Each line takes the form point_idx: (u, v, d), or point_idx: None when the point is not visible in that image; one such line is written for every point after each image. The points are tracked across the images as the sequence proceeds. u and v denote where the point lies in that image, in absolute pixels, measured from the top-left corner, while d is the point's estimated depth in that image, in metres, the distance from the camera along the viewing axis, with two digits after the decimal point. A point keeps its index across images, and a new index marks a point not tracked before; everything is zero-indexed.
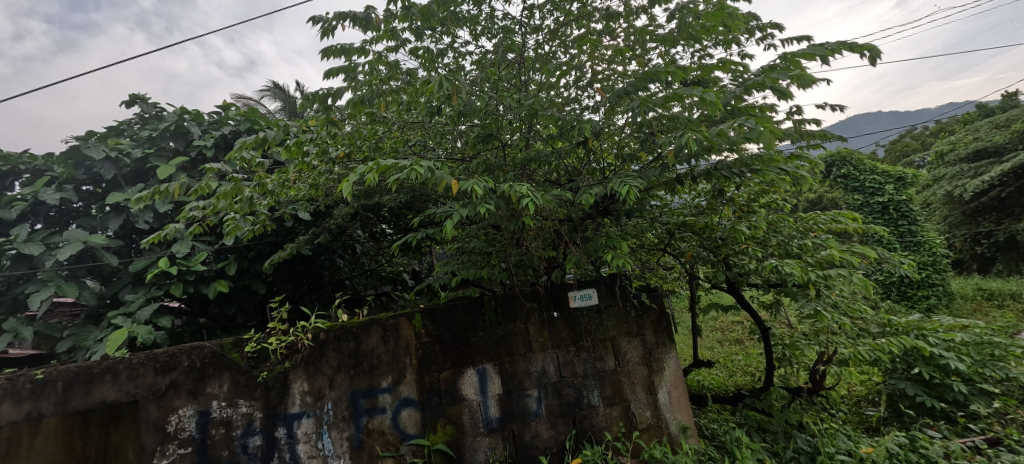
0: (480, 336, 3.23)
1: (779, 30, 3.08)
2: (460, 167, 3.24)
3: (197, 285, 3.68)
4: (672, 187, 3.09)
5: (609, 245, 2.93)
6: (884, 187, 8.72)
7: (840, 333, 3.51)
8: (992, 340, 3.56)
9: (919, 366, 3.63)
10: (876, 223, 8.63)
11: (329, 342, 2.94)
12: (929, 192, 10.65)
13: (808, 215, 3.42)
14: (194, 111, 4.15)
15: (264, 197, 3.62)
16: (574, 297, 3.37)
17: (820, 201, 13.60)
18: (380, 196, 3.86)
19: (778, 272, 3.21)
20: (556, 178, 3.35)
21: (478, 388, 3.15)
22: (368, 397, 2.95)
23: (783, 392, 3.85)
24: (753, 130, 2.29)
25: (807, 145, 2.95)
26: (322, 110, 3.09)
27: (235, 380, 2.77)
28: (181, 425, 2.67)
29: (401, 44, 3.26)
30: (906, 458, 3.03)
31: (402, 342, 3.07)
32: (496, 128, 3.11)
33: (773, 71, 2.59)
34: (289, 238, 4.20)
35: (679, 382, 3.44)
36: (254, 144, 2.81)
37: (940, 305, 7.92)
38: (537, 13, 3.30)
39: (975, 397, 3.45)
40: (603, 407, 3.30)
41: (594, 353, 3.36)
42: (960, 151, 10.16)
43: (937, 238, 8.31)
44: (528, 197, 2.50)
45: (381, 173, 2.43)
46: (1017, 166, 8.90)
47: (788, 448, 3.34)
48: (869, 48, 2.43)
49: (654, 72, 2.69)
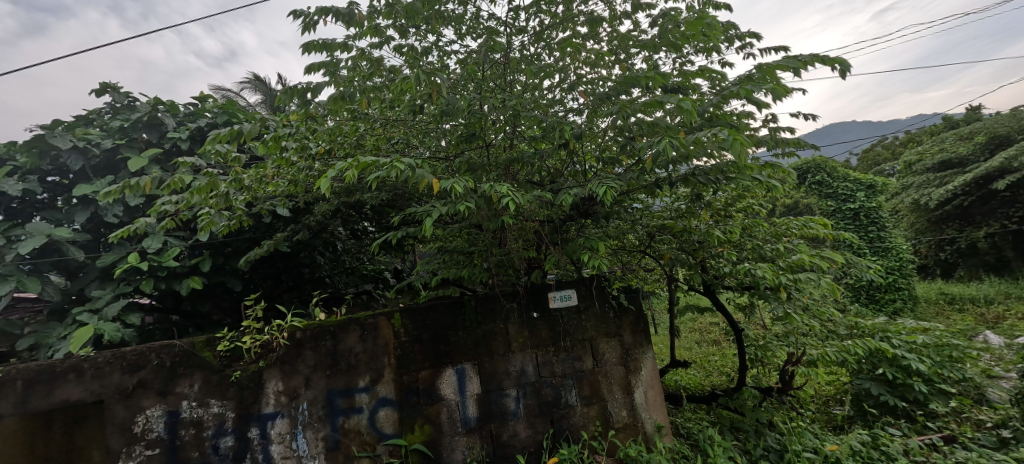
0: (460, 336, 3.23)
1: (758, 38, 3.15)
2: (444, 166, 3.25)
3: (169, 282, 3.58)
4: (652, 191, 3.14)
5: (587, 246, 2.97)
6: (856, 194, 9.03)
7: (810, 335, 3.62)
8: (951, 342, 3.78)
9: (883, 367, 3.76)
10: (847, 229, 8.92)
11: (306, 341, 2.89)
12: (897, 200, 11.05)
13: (780, 221, 3.53)
14: (169, 102, 4.04)
15: (241, 192, 3.54)
16: (554, 298, 3.40)
17: (795, 206, 13.95)
18: (361, 194, 3.86)
19: (750, 275, 3.30)
20: (539, 179, 3.38)
21: (457, 388, 3.15)
22: (346, 397, 2.92)
23: (754, 392, 3.99)
24: (725, 140, 2.32)
25: (781, 153, 3.10)
26: (301, 105, 2.99)
27: (207, 379, 2.70)
28: (149, 426, 2.60)
29: (385, 40, 3.23)
30: (868, 456, 3.12)
31: (380, 341, 3.04)
32: (479, 127, 3.12)
33: (749, 81, 2.62)
34: (267, 234, 4.12)
35: (656, 382, 3.50)
36: (228, 136, 2.73)
37: (905, 308, 8.24)
38: (522, 14, 3.30)
39: (934, 397, 3.59)
40: (581, 407, 3.33)
41: (573, 353, 3.39)
42: (926, 162, 10.56)
43: (903, 245, 8.63)
44: (509, 197, 2.50)
45: (361, 170, 2.39)
46: (979, 176, 9.30)
47: (758, 447, 3.43)
48: (840, 61, 2.49)
49: (634, 76, 2.70)
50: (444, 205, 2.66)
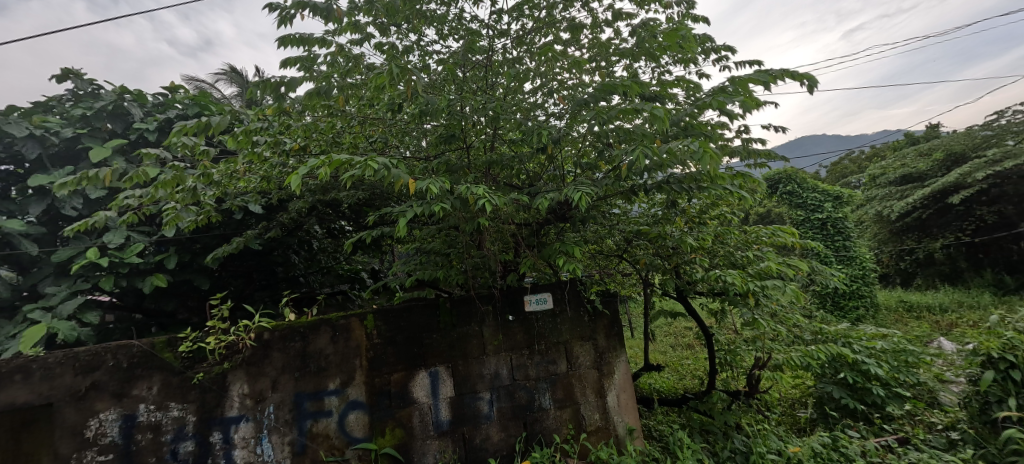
0: (434, 338, 3.19)
1: (733, 51, 3.23)
2: (422, 166, 3.22)
3: (130, 279, 3.44)
4: (628, 197, 3.18)
5: (562, 250, 2.98)
6: (823, 204, 9.34)
7: (776, 340, 3.72)
8: (907, 348, 3.95)
9: (844, 371, 3.89)
10: (815, 238, 9.22)
11: (274, 342, 2.81)
12: (862, 211, 11.49)
13: (751, 228, 3.64)
14: (136, 91, 3.89)
15: (210, 187, 3.44)
16: (530, 301, 3.39)
17: (768, 214, 14.33)
18: (337, 192, 3.79)
19: (721, 282, 3.38)
20: (518, 182, 3.40)
21: (430, 391, 3.11)
22: (314, 400, 2.85)
23: (723, 395, 4.08)
24: (695, 151, 2.37)
25: (753, 163, 3.18)
26: (274, 100, 2.92)
27: (167, 381, 2.61)
28: (102, 430, 2.49)
29: (365, 37, 3.19)
30: (828, 457, 3.22)
31: (352, 343, 2.98)
32: (459, 129, 3.10)
33: (723, 92, 2.68)
34: (238, 231, 3.99)
35: (628, 385, 3.54)
36: (195, 129, 2.62)
37: (867, 315, 8.55)
38: (505, 17, 3.30)
39: (891, 400, 3.74)
40: (554, 410, 3.34)
41: (547, 356, 3.40)
42: (889, 175, 11.00)
43: (867, 254, 8.97)
44: (485, 199, 2.49)
45: (334, 168, 2.34)
46: (937, 190, 9.73)
47: (725, 449, 3.51)
48: (808, 77, 2.56)
49: (612, 84, 2.74)
50: (419, 205, 2.63)
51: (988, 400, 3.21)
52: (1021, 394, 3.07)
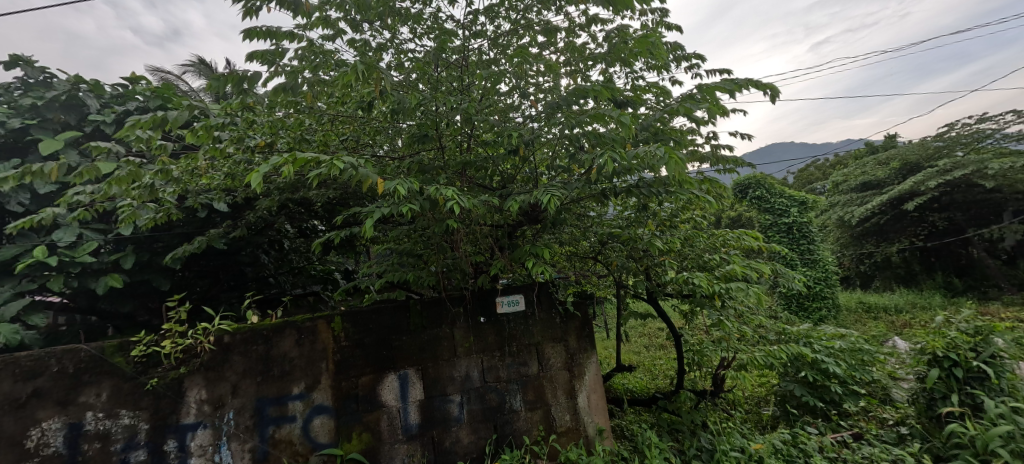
0: (404, 341, 3.15)
1: (703, 60, 3.30)
2: (395, 166, 3.18)
3: (82, 279, 3.27)
4: (600, 200, 3.21)
5: (533, 252, 3.00)
6: (790, 209, 9.66)
7: (742, 341, 3.82)
8: (864, 348, 4.13)
9: (804, 370, 3.98)
10: (781, 242, 9.53)
11: (235, 346, 2.72)
12: (826, 216, 11.93)
13: (718, 232, 3.76)
14: (92, 81, 3.71)
15: (170, 184, 3.30)
16: (502, 303, 3.38)
17: (738, 218, 14.72)
18: (306, 191, 3.69)
19: (688, 284, 3.45)
20: (492, 183, 3.39)
21: (399, 394, 3.07)
22: (277, 405, 2.77)
23: (691, 394, 4.17)
24: (661, 157, 2.42)
25: (722, 169, 3.26)
26: (237, 94, 2.81)
27: (118, 387, 2.49)
28: (45, 440, 2.37)
29: (337, 33, 3.13)
30: (788, 454, 3.32)
31: (318, 346, 2.91)
32: (433, 129, 3.10)
33: (691, 99, 2.74)
34: (201, 229, 3.84)
35: (598, 386, 3.58)
36: (150, 123, 2.49)
37: (829, 316, 8.88)
38: (480, 18, 3.28)
39: (847, 397, 3.89)
40: (525, 412, 3.34)
41: (518, 358, 3.40)
42: (850, 182, 11.45)
43: (829, 257, 9.31)
44: (455, 201, 2.46)
45: (298, 166, 2.27)
46: (894, 197, 10.19)
47: (692, 447, 3.59)
48: (771, 87, 2.64)
49: (584, 89, 2.77)
50: (387, 206, 2.59)
51: (933, 396, 3.37)
52: (963, 390, 3.23)
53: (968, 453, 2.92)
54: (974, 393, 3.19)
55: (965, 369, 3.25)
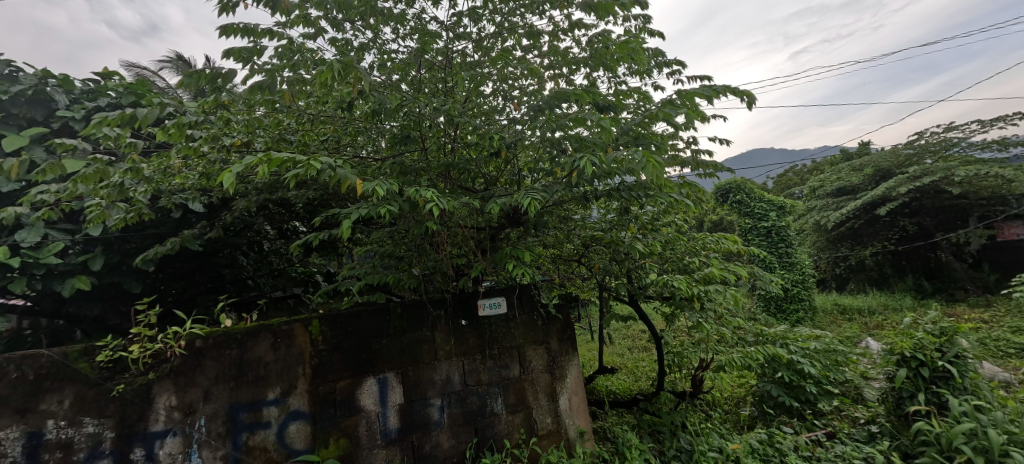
0: (383, 344, 3.11)
1: (684, 66, 3.35)
2: (377, 167, 3.14)
3: (46, 281, 3.15)
4: (582, 203, 3.22)
5: (514, 255, 2.99)
6: (768, 213, 9.85)
7: (721, 342, 3.88)
8: (838, 348, 4.24)
9: (781, 370, 4.08)
10: (760, 245, 9.71)
11: (207, 350, 2.65)
12: (803, 220, 12.21)
13: (698, 236, 3.82)
14: (61, 76, 3.58)
15: (142, 183, 3.21)
16: (483, 306, 3.37)
17: (719, 222, 14.97)
18: (285, 192, 3.63)
19: (668, 287, 3.49)
20: (475, 185, 3.37)
21: (378, 398, 3.03)
22: (251, 411, 2.70)
23: (671, 396, 4.21)
24: (639, 160, 2.44)
25: (702, 174, 3.31)
26: (212, 92, 2.75)
27: (82, 394, 2.41)
28: (2, 450, 2.29)
29: (319, 32, 3.09)
30: (765, 453, 3.37)
31: (295, 350, 2.85)
32: (415, 130, 3.08)
33: (670, 104, 2.77)
34: (175, 230, 3.73)
35: (580, 389, 3.59)
36: (119, 120, 2.41)
37: (806, 317, 9.07)
38: (464, 20, 3.27)
39: (822, 397, 3.98)
40: (506, 415, 3.33)
41: (500, 361, 3.38)
42: (826, 187, 11.75)
43: (806, 260, 9.52)
44: (435, 203, 2.44)
45: (274, 166, 2.22)
46: (867, 202, 10.48)
47: (671, 448, 3.62)
48: (748, 94, 2.69)
49: (566, 92, 2.79)
50: (365, 207, 2.56)
51: (901, 395, 3.45)
52: (929, 389, 3.33)
53: (934, 451, 3.00)
54: (939, 392, 3.28)
55: (931, 369, 3.35)
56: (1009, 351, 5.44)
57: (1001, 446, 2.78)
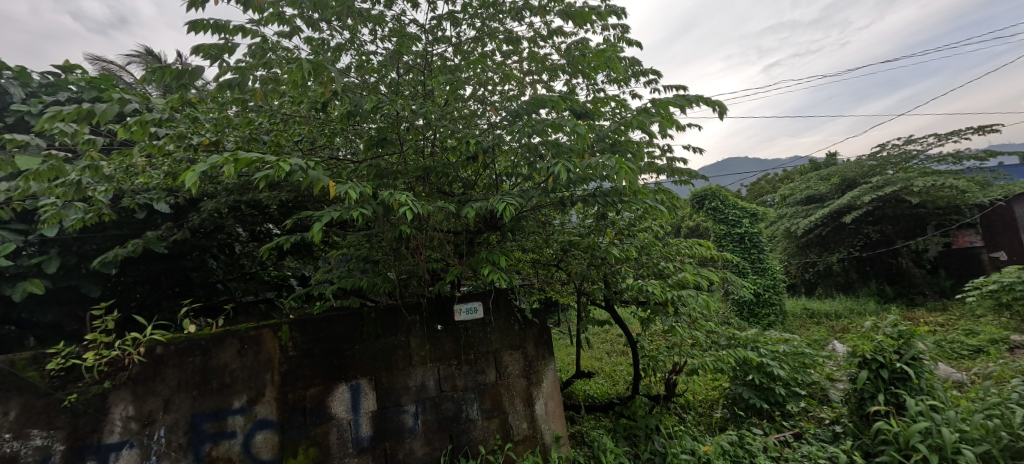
0: (356, 350, 3.04)
1: (660, 75, 3.40)
2: (352, 170, 3.09)
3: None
4: (559, 208, 3.23)
5: (490, 260, 2.97)
6: (741, 220, 10.09)
7: (694, 346, 3.94)
8: (805, 351, 4.38)
9: (752, 373, 4.17)
10: (734, 251, 9.93)
11: (168, 357, 2.55)
12: (775, 227, 12.55)
13: (673, 242, 3.87)
14: (17, 69, 3.42)
15: (102, 182, 3.07)
16: (459, 311, 3.33)
17: (695, 228, 15.25)
18: (256, 193, 3.53)
19: (643, 292, 3.52)
20: (452, 189, 3.34)
21: (349, 406, 2.96)
22: (215, 420, 2.61)
23: (646, 399, 4.25)
24: (612, 167, 2.46)
25: (676, 181, 3.36)
26: (178, 89, 2.65)
27: (30, 405, 2.29)
28: None
29: (294, 30, 3.02)
30: (735, 455, 3.42)
31: (262, 356, 2.76)
32: (391, 133, 3.04)
33: (645, 112, 2.80)
34: (138, 231, 3.58)
35: (556, 393, 3.58)
36: (76, 116, 2.30)
37: (777, 321, 9.30)
38: (443, 23, 3.25)
39: (790, 398, 4.08)
40: (481, 421, 3.30)
41: (475, 366, 3.35)
42: (795, 195, 12.11)
43: (777, 266, 9.77)
44: (408, 207, 2.41)
45: (241, 167, 2.15)
46: (834, 210, 10.84)
47: (646, 451, 3.65)
48: (720, 104, 2.74)
49: (543, 98, 2.79)
50: (337, 211, 2.50)
51: (863, 396, 3.55)
52: (888, 390, 3.43)
53: (893, 450, 3.10)
54: (898, 392, 3.39)
55: (890, 370, 3.46)
56: (963, 352, 5.68)
57: (953, 444, 2.88)
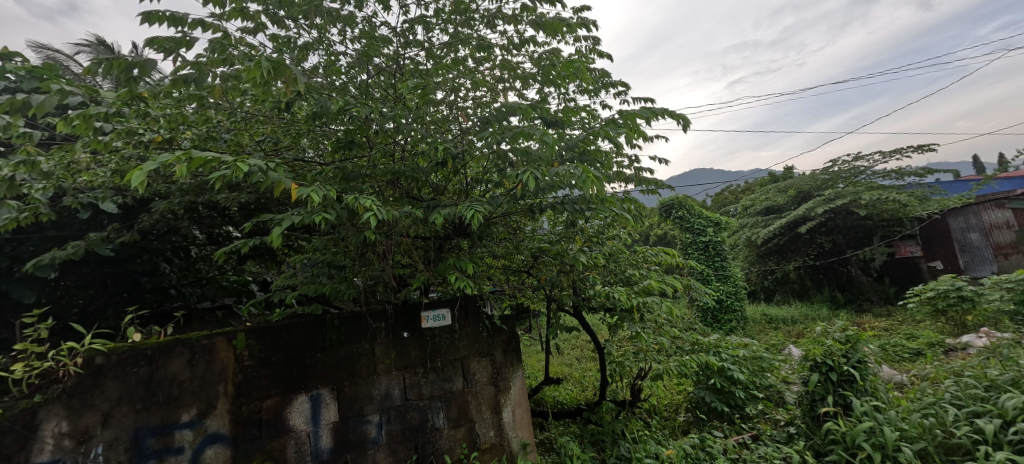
0: (317, 359, 2.92)
1: (629, 87, 3.45)
2: (317, 173, 2.98)
3: None
4: (529, 215, 3.20)
5: (457, 266, 2.92)
6: (706, 229, 10.38)
7: (658, 352, 4.00)
8: (762, 355, 4.50)
9: (714, 377, 4.26)
10: (698, 259, 10.20)
11: (109, 369, 2.38)
12: (737, 236, 12.98)
13: (639, 250, 3.93)
14: None
15: (39, 179, 2.85)
16: (426, 318, 3.26)
17: (662, 235, 15.60)
18: (213, 194, 3.36)
19: (610, 299, 3.56)
20: (422, 194, 3.28)
21: (309, 417, 2.84)
22: (160, 435, 2.45)
23: (612, 404, 4.28)
24: (579, 176, 2.46)
25: (643, 191, 3.41)
26: (127, 83, 2.49)
27: None
28: None
29: (259, 27, 2.90)
30: (696, 457, 3.47)
31: (215, 366, 2.62)
32: (359, 136, 2.96)
33: (613, 123, 2.83)
34: (81, 233, 3.34)
35: (524, 401, 3.55)
36: (8, 106, 2.12)
37: (739, 327, 9.58)
38: (415, 27, 3.20)
39: (749, 401, 4.19)
40: (447, 430, 3.23)
41: (442, 374, 3.28)
42: (755, 206, 12.57)
43: (739, 273, 10.08)
44: (374, 212, 2.33)
45: (195, 166, 2.03)
46: (792, 220, 11.31)
47: (612, 456, 3.67)
48: (684, 117, 2.80)
49: (513, 106, 2.78)
50: (298, 215, 2.40)
51: (814, 397, 3.68)
52: (836, 391, 3.57)
53: (840, 448, 3.22)
54: (844, 394, 3.53)
55: (839, 373, 3.60)
56: (904, 355, 5.99)
57: (894, 442, 3.01)
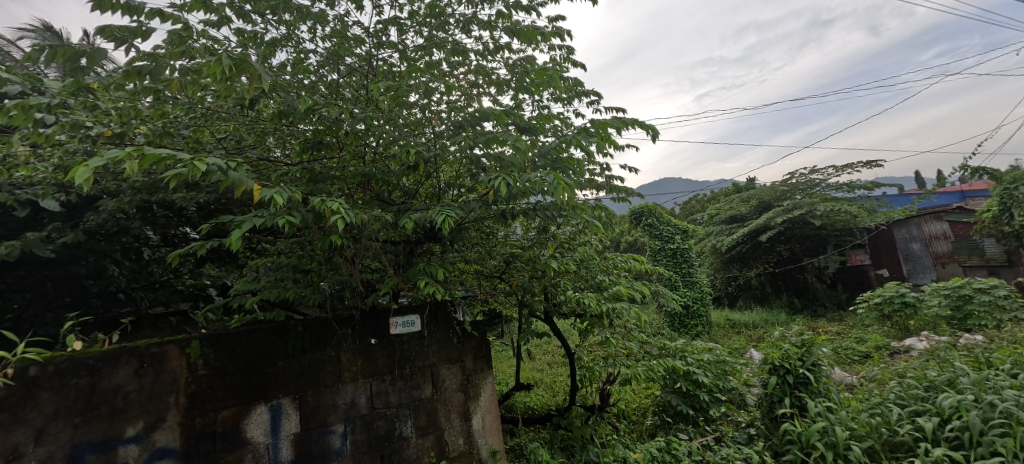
0: (279, 367, 2.79)
1: (599, 96, 3.48)
2: (282, 173, 2.86)
3: None
4: (502, 221, 3.14)
5: (427, 272, 2.85)
6: (674, 236, 10.61)
7: (627, 357, 4.03)
8: (726, 360, 4.63)
9: (680, 381, 4.33)
10: (666, 265, 10.40)
11: (45, 380, 2.19)
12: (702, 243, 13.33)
13: (609, 256, 3.96)
14: None
15: None
16: (395, 324, 3.18)
17: (631, 242, 15.85)
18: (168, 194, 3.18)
19: (580, 304, 3.62)
20: (393, 198, 3.19)
21: (268, 428, 2.71)
22: (102, 451, 2.28)
23: (582, 409, 4.29)
24: (551, 182, 2.44)
25: (614, 198, 3.43)
26: (74, 72, 2.33)
27: None
28: None
29: (222, 20, 2.78)
30: (662, 460, 3.50)
31: (166, 376, 2.46)
32: (328, 136, 2.86)
33: (585, 132, 2.81)
34: (18, 232, 3.10)
35: (494, 407, 3.50)
36: None
37: (704, 332, 9.81)
38: (388, 28, 3.13)
39: (712, 403, 4.27)
40: (415, 438, 3.14)
41: (411, 381, 3.20)
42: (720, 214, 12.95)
43: (705, 279, 10.34)
44: (340, 215, 2.25)
45: (148, 164, 1.90)
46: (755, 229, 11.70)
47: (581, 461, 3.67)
48: (653, 128, 2.82)
49: (487, 111, 2.75)
50: (261, 217, 2.29)
51: (773, 400, 3.78)
52: (792, 393, 3.68)
53: (796, 448, 3.32)
54: (801, 395, 3.65)
55: (795, 376, 3.73)
56: (855, 358, 6.27)
57: (844, 441, 3.12)
